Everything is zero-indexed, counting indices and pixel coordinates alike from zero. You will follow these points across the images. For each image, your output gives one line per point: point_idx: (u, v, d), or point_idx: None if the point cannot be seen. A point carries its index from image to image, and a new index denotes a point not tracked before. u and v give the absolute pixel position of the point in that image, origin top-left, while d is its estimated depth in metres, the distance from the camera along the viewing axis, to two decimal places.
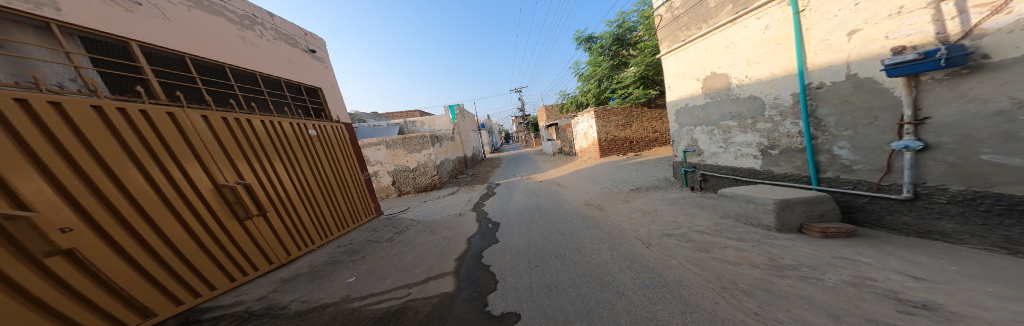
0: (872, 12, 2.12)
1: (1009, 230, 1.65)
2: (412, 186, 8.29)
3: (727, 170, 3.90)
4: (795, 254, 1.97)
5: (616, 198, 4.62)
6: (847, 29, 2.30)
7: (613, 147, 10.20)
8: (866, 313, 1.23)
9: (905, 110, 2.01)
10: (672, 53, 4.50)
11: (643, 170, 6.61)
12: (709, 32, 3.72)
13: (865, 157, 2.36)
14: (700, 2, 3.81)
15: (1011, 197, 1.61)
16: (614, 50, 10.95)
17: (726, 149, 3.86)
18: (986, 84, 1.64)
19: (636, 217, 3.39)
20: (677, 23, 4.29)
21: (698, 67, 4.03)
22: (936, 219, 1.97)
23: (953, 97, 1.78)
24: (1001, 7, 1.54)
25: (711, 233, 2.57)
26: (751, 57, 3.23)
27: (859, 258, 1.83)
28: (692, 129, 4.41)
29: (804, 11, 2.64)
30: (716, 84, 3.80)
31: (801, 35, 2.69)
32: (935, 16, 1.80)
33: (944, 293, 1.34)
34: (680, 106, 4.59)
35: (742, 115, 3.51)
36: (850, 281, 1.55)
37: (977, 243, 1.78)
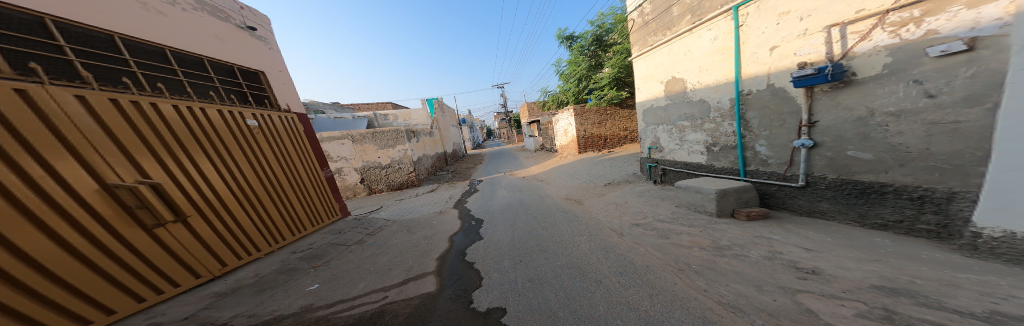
0: (788, 32, 2.57)
1: (860, 207, 2.20)
2: (383, 184, 7.69)
3: (682, 165, 4.39)
4: (730, 235, 2.35)
5: (593, 192, 4.93)
6: (770, 45, 2.75)
7: (590, 144, 10.75)
8: (777, 281, 1.54)
9: (803, 114, 2.50)
10: (642, 56, 4.83)
11: (616, 166, 7.08)
12: (671, 39, 4.07)
13: (777, 153, 2.87)
14: (666, 10, 4.13)
15: (865, 183, 2.16)
16: (593, 50, 11.34)
17: (681, 146, 4.33)
18: (854, 95, 2.14)
19: (611, 210, 3.66)
20: (646, 29, 4.62)
21: (662, 71, 4.41)
22: (818, 201, 2.52)
23: (833, 105, 2.28)
24: (866, 36, 2.02)
25: (669, 221, 2.92)
26: (703, 65, 3.63)
27: (772, 235, 2.25)
28: (655, 128, 4.85)
29: (742, 26, 3.04)
30: (675, 88, 4.21)
31: (739, 47, 3.10)
32: (827, 39, 2.25)
33: (824, 259, 1.74)
34: (647, 106, 4.99)
35: (694, 116, 3.95)
36: (766, 256, 1.91)
37: (842, 219, 2.33)
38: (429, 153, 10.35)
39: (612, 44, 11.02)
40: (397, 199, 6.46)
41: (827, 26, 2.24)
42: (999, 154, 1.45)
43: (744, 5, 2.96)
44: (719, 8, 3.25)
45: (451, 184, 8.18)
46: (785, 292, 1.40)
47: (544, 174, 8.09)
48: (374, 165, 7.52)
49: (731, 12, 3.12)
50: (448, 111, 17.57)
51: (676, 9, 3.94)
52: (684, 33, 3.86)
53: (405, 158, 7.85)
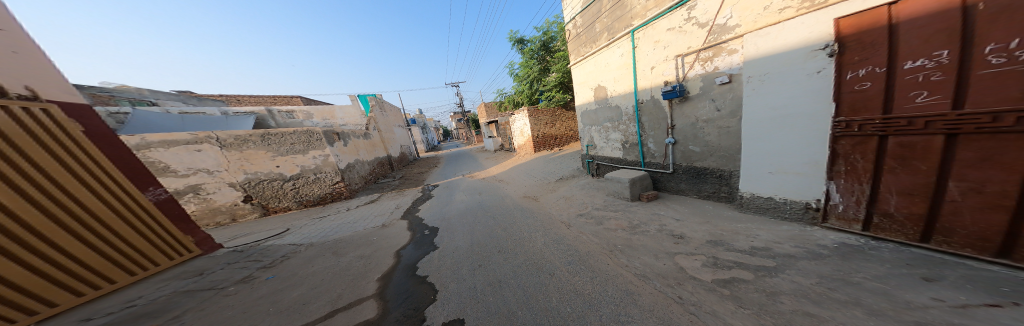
0: (661, 56, 3.50)
1: (698, 185, 3.36)
2: (291, 200, 5.98)
3: (609, 160, 5.20)
4: (640, 215, 2.96)
5: (546, 188, 5.28)
6: (653, 65, 3.64)
7: (544, 143, 11.55)
8: (667, 250, 2.03)
9: (671, 119, 3.51)
10: (577, 64, 5.48)
11: (565, 162, 7.72)
12: (596, 51, 4.78)
13: (660, 148, 3.80)
14: (591, 25, 4.78)
15: (705, 169, 3.23)
16: (541, 55, 11.69)
17: (607, 143, 5.12)
18: (693, 107, 3.22)
19: (561, 203, 4.01)
20: (579, 41, 5.27)
21: (591, 79, 5.13)
22: (677, 182, 3.61)
23: (687, 113, 3.31)
24: (693, 65, 3.11)
25: (603, 208, 3.43)
26: (616, 77, 4.41)
27: (661, 211, 2.98)
28: (590, 128, 5.56)
29: (636, 48, 3.87)
30: (600, 94, 4.96)
31: (636, 64, 3.90)
32: (677, 65, 3.30)
33: (689, 228, 2.42)
34: (583, 109, 5.69)
35: (613, 119, 4.75)
36: (659, 229, 2.48)
37: (689, 193, 3.48)
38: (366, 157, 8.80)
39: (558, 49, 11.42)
40: (315, 218, 5.08)
41: (676, 56, 3.29)
42: (749, 148, 2.66)
43: (638, 31, 3.77)
44: (624, 29, 4.03)
45: (399, 193, 7.01)
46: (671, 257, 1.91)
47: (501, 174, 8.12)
48: (275, 178, 5.75)
49: (630, 35, 3.94)
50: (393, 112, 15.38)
51: (598, 26, 4.61)
52: (604, 48, 4.59)
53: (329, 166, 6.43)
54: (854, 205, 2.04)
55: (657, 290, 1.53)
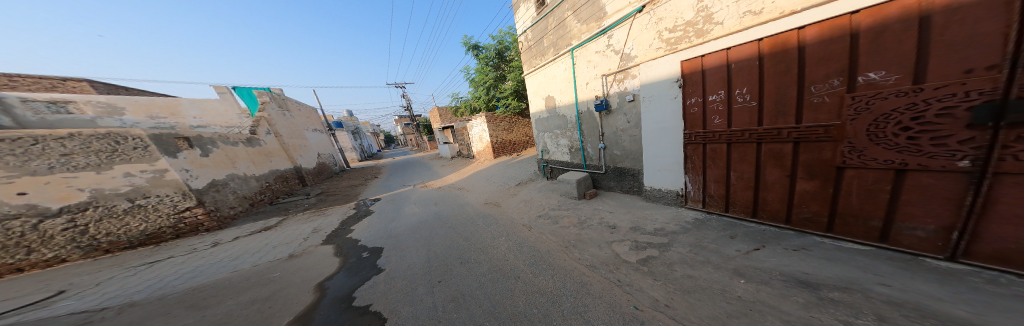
0: (595, 74, 4.07)
1: (622, 182, 4.09)
2: (68, 246, 4.05)
3: (560, 163, 5.58)
4: (589, 212, 3.34)
5: (507, 193, 5.33)
6: (589, 81, 4.20)
7: (503, 149, 11.62)
8: (610, 242, 2.41)
9: (603, 129, 4.12)
10: (528, 76, 5.85)
11: (524, 167, 7.89)
12: (543, 65, 5.18)
13: (596, 153, 4.42)
14: (539, 40, 5.16)
15: (627, 169, 3.92)
16: (496, 63, 11.86)
17: (557, 148, 5.53)
18: (618, 118, 3.83)
19: (522, 207, 4.12)
20: (529, 54, 5.66)
21: (541, 90, 5.52)
22: (609, 180, 4.30)
23: (614, 124, 3.91)
24: (617, 84, 3.72)
25: (558, 207, 3.72)
26: (562, 89, 4.88)
27: (602, 207, 3.47)
28: (543, 135, 5.92)
29: (575, 65, 4.43)
30: (550, 104, 5.37)
31: (577, 79, 4.44)
32: (605, 83, 3.91)
33: (626, 219, 2.93)
34: (535, 118, 6.04)
35: (561, 126, 5.18)
36: (603, 225, 2.87)
37: (617, 189, 4.20)
38: (250, 172, 7.10)
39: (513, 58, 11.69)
40: (137, 266, 3.64)
41: (604, 75, 3.90)
42: (649, 153, 3.44)
43: (576, 50, 4.34)
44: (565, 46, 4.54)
45: (318, 213, 5.87)
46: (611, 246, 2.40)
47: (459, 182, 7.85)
48: (18, 214, 3.78)
49: (570, 53, 4.48)
50: (304, 114, 12.85)
51: (545, 41, 5.02)
52: (550, 62, 5.02)
53: (172, 189, 4.97)
54: (697, 191, 3.06)
55: (606, 279, 1.80)
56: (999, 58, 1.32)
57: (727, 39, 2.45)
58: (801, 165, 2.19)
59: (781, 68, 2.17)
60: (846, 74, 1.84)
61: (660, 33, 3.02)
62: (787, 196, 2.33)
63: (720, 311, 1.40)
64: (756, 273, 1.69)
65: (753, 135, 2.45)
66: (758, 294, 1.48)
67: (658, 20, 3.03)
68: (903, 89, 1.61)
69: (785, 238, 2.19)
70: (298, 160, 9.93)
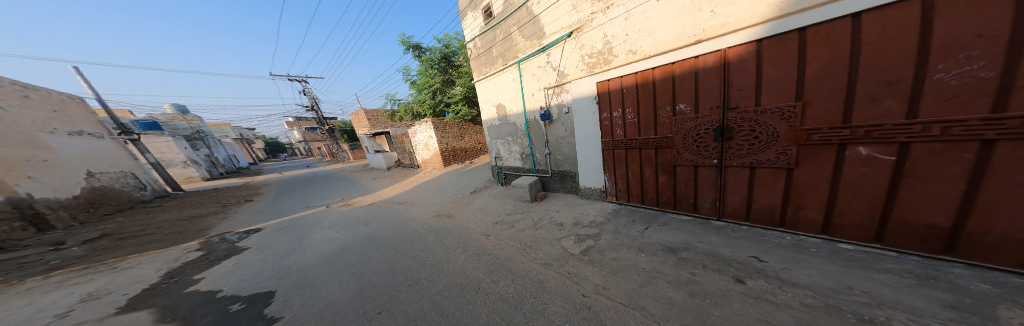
0: (539, 86, 4.41)
1: (563, 183, 4.65)
2: None
3: (512, 169, 5.74)
4: (542, 213, 3.76)
5: (462, 202, 5.14)
6: (535, 91, 4.52)
7: (453, 156, 11.25)
8: (558, 239, 2.90)
9: (550, 137, 4.47)
10: (479, 85, 5.88)
11: (478, 174, 7.79)
12: (492, 73, 5.30)
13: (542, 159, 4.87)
14: (488, 49, 5.28)
15: (567, 171, 4.47)
16: (443, 66, 11.39)
17: (508, 154, 5.72)
18: (562, 127, 4.25)
19: (477, 216, 4.10)
20: (478, 65, 5.76)
21: (491, 98, 5.62)
22: (553, 182, 4.83)
23: (559, 132, 4.31)
24: (558, 96, 4.14)
25: (512, 211, 3.98)
26: (511, 98, 5.08)
27: (550, 208, 3.95)
28: (495, 142, 5.97)
29: (521, 76, 4.71)
30: (500, 112, 5.50)
31: (524, 89, 4.70)
32: (547, 95, 4.29)
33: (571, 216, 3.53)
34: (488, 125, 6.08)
35: (512, 133, 5.35)
36: (554, 223, 3.36)
37: (559, 189, 4.78)
38: None
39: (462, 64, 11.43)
40: None
41: (546, 87, 4.28)
42: (582, 157, 4.09)
43: (522, 62, 4.62)
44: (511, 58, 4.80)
45: (97, 271, 3.72)
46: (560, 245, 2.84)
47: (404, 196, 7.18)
48: None
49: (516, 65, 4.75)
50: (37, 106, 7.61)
51: (494, 51, 5.17)
52: (499, 71, 5.17)
53: None
54: (607, 186, 3.93)
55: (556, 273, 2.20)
56: (723, 102, 2.55)
57: (619, 70, 3.27)
58: (657, 164, 3.26)
59: (640, 97, 3.17)
60: (673, 104, 2.92)
61: (586, 57, 3.65)
62: (659, 186, 3.32)
63: (634, 282, 1.95)
64: (649, 246, 2.49)
65: (633, 143, 3.40)
66: (654, 264, 2.15)
67: (581, 46, 3.67)
68: (695, 115, 2.77)
69: (659, 220, 3.10)
70: (15, 185, 5.80)
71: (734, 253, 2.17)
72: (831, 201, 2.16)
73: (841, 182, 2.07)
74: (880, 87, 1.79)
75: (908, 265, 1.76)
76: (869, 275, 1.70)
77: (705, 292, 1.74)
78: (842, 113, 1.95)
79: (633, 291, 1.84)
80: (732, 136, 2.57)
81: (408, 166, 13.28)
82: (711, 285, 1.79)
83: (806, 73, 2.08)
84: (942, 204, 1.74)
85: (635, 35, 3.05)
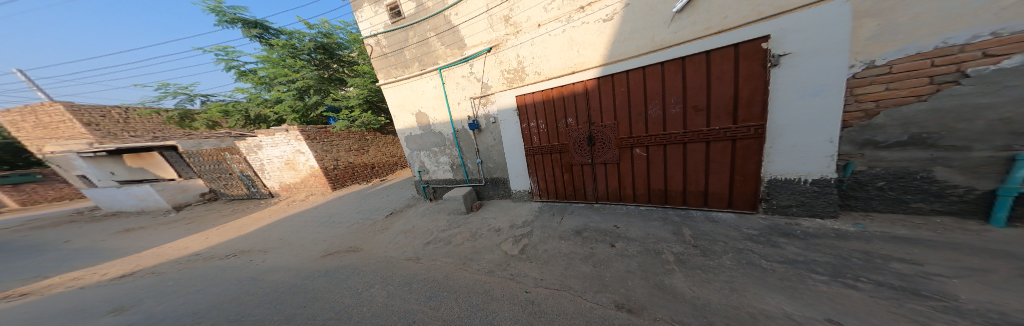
0: (461, 94, 6.05)
1: (494, 191, 6.36)
2: None
3: (443, 181, 7.23)
4: (478, 224, 5.08)
5: (377, 230, 5.87)
6: (459, 99, 6.11)
7: (350, 172, 12.05)
8: (490, 242, 4.25)
9: (478, 145, 6.17)
10: (392, 83, 6.86)
11: (388, 194, 9.33)
12: (409, 76, 6.53)
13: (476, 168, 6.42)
14: (400, 51, 6.50)
15: (497, 177, 6.21)
16: (304, 57, 11.86)
17: (438, 167, 7.19)
18: (485, 136, 6.00)
19: (399, 241, 4.87)
20: (394, 64, 6.71)
21: (410, 103, 6.81)
22: (486, 192, 6.47)
23: (487, 143, 6.03)
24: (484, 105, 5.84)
25: (446, 229, 5.06)
26: (434, 105, 6.50)
27: (489, 218, 5.37)
28: (419, 153, 7.30)
29: (446, 83, 6.17)
30: (422, 119, 6.83)
31: (447, 95, 6.22)
32: (473, 106, 5.95)
33: (504, 220, 5.10)
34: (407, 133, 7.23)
35: (439, 143, 6.83)
36: (489, 231, 4.70)
37: (491, 197, 6.49)
38: None
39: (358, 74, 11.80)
40: None
41: (469, 97, 5.96)
42: (508, 160, 5.84)
43: (443, 69, 6.13)
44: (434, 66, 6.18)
45: None
46: (500, 251, 3.85)
47: (279, 247, 5.72)
48: None
49: (439, 72, 6.16)
50: None
51: (409, 54, 6.44)
52: (417, 75, 6.44)
53: None
54: (535, 185, 5.70)
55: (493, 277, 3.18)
56: (589, 118, 4.63)
57: (530, 86, 5.09)
58: (563, 165, 5.16)
59: (547, 112, 5.06)
60: (566, 118, 4.89)
61: (506, 75, 5.38)
62: (561, 181, 5.33)
63: (564, 256, 3.47)
64: (552, 232, 4.30)
65: (546, 148, 5.25)
66: (569, 248, 3.66)
67: (500, 62, 5.38)
68: (578, 125, 4.78)
69: (566, 210, 5.08)
70: None
71: (607, 226, 4.14)
72: (643, 190, 4.53)
73: (636, 168, 4.44)
74: (692, 113, 3.73)
75: (679, 219, 3.95)
76: (650, 223, 4.01)
77: (596, 259, 3.28)
78: (629, 122, 4.28)
79: (562, 274, 3.04)
80: (596, 143, 4.69)
81: (261, 198, 12.40)
82: (600, 253, 3.39)
83: (617, 103, 4.31)
84: (693, 170, 3.95)
85: (538, 61, 4.92)
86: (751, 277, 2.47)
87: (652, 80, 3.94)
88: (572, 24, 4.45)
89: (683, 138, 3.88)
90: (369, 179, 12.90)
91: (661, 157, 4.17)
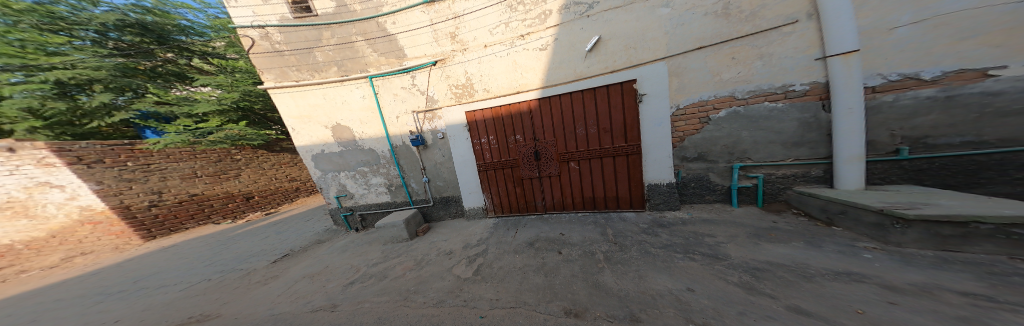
0: (400, 108, 5.63)
1: (441, 211, 6.05)
2: None
3: (377, 205, 6.56)
4: (418, 251, 4.72)
5: (263, 279, 4.70)
6: (396, 114, 5.67)
7: (191, 208, 9.46)
8: (435, 267, 3.98)
9: (422, 163, 5.78)
10: (295, 86, 5.70)
11: (296, 233, 7.84)
12: (320, 81, 5.59)
13: (420, 187, 6.02)
14: (306, 51, 5.50)
15: (448, 196, 5.90)
16: (90, 44, 8.49)
17: (368, 189, 6.46)
18: (432, 153, 5.71)
19: (306, 287, 4.01)
20: (293, 63, 5.58)
21: (324, 115, 5.87)
22: (433, 212, 6.11)
23: (432, 160, 5.72)
24: (429, 121, 5.56)
25: (377, 262, 4.51)
26: (361, 118, 5.82)
27: (435, 239, 5.10)
28: (337, 175, 6.43)
29: (378, 93, 5.62)
30: (343, 134, 6.00)
31: (380, 109, 5.68)
32: (416, 120, 5.61)
33: (451, 240, 4.91)
34: (317, 150, 6.20)
35: (369, 162, 6.15)
36: (433, 255, 4.41)
37: (438, 218, 6.15)
38: None
39: (226, 84, 10.57)
40: None
41: (412, 111, 5.59)
42: (461, 176, 5.61)
43: (374, 78, 5.53)
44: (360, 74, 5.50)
45: None
46: (452, 276, 3.60)
47: None
48: None
49: (368, 79, 5.53)
50: None
51: (318, 56, 5.54)
52: (335, 82, 5.61)
53: None
54: (487, 201, 5.66)
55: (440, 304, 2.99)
56: (534, 135, 5.00)
57: (479, 103, 5.15)
58: (514, 179, 5.34)
59: (497, 128, 5.20)
60: (513, 135, 5.13)
61: (452, 90, 5.32)
62: (510, 194, 5.48)
63: (519, 269, 3.54)
64: (505, 245, 4.36)
65: (496, 163, 5.35)
66: (524, 261, 3.75)
67: (447, 77, 5.30)
68: (526, 140, 5.08)
69: (520, 224, 5.17)
70: None
71: (555, 234, 4.47)
72: (578, 198, 5.13)
73: (576, 180, 5.02)
74: (610, 132, 4.58)
75: (609, 221, 4.67)
76: (591, 226, 4.56)
77: (549, 268, 3.45)
78: (569, 138, 4.84)
79: (516, 290, 3.04)
80: (540, 157, 5.06)
81: None
82: (552, 262, 3.59)
83: (557, 122, 4.84)
84: (619, 179, 4.79)
85: (486, 79, 5.08)
86: (661, 262, 3.16)
87: (576, 105, 4.68)
88: (516, 49, 4.85)
89: (609, 152, 4.67)
90: (236, 215, 10.66)
91: (592, 169, 4.87)
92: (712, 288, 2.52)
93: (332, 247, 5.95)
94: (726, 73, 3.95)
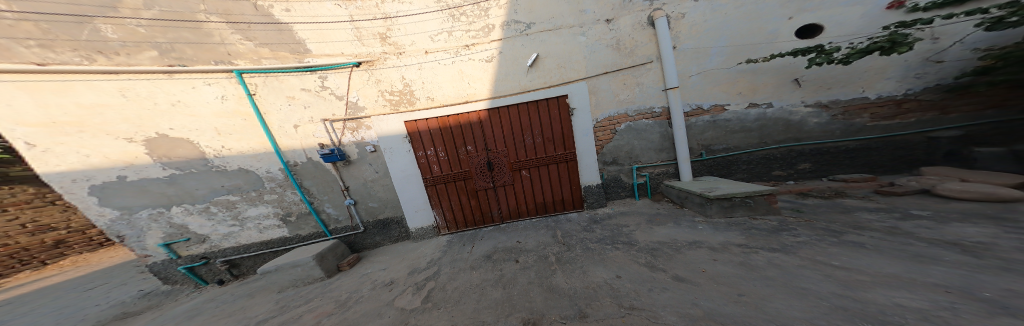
0: (301, 115, 4.39)
1: (373, 238, 5.02)
2: None
3: (259, 244, 4.72)
4: (334, 291, 3.73)
5: None
6: (292, 123, 4.36)
7: None
8: (365, 305, 3.25)
9: (341, 182, 4.65)
10: (34, 74, 3.31)
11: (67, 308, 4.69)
12: (116, 70, 3.57)
13: (338, 211, 4.80)
14: (73, 21, 3.38)
15: (387, 218, 5.00)
16: None
17: (242, 225, 4.58)
18: (359, 170, 4.70)
19: None
20: (26, 34, 3.23)
21: (128, 123, 3.76)
22: (362, 239, 5.01)
23: (356, 178, 4.72)
24: (351, 132, 4.56)
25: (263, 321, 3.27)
26: (219, 127, 4.11)
27: (366, 271, 4.20)
28: (169, 210, 4.24)
29: (254, 94, 4.18)
30: (179, 150, 4.02)
31: (262, 117, 4.24)
32: (327, 129, 4.48)
33: (385, 269, 4.14)
34: (105, 181, 3.85)
35: (242, 187, 4.37)
36: (362, 292, 3.59)
37: (370, 247, 5.08)
38: None
39: None
40: None
41: (323, 119, 4.45)
42: (401, 192, 4.82)
43: (245, 73, 4.08)
44: (213, 66, 3.92)
45: None
46: (392, 311, 3.00)
47: None
48: None
49: (235, 74, 4.03)
50: None
51: (109, 31, 3.53)
52: (158, 73, 3.76)
53: None
54: (438, 220, 5.08)
55: None
56: (484, 145, 4.86)
57: (422, 113, 4.58)
58: (467, 193, 5.01)
59: (444, 138, 4.76)
60: (463, 146, 4.81)
61: (381, 94, 4.54)
62: (461, 208, 5.08)
63: (473, 286, 3.32)
64: (456, 262, 4.02)
65: (444, 177, 4.87)
66: (478, 276, 3.52)
67: (377, 81, 4.53)
68: (477, 151, 4.86)
69: (478, 237, 4.87)
70: None
71: (512, 243, 4.45)
72: (532, 204, 5.32)
73: (528, 188, 5.20)
74: (552, 143, 5.02)
75: (557, 223, 5.07)
76: (544, 230, 4.81)
77: (506, 279, 3.35)
78: (520, 148, 4.97)
79: (473, 311, 2.79)
80: (493, 168, 4.96)
81: None
82: (509, 272, 3.53)
83: (507, 133, 4.88)
84: (566, 183, 5.26)
85: (428, 85, 4.61)
86: (598, 254, 3.65)
87: (523, 117, 4.87)
88: (461, 58, 4.65)
89: (556, 161, 5.10)
90: None
91: (542, 176, 5.16)
92: (632, 273, 3.03)
93: (156, 322, 3.78)
94: (624, 94, 4.99)
